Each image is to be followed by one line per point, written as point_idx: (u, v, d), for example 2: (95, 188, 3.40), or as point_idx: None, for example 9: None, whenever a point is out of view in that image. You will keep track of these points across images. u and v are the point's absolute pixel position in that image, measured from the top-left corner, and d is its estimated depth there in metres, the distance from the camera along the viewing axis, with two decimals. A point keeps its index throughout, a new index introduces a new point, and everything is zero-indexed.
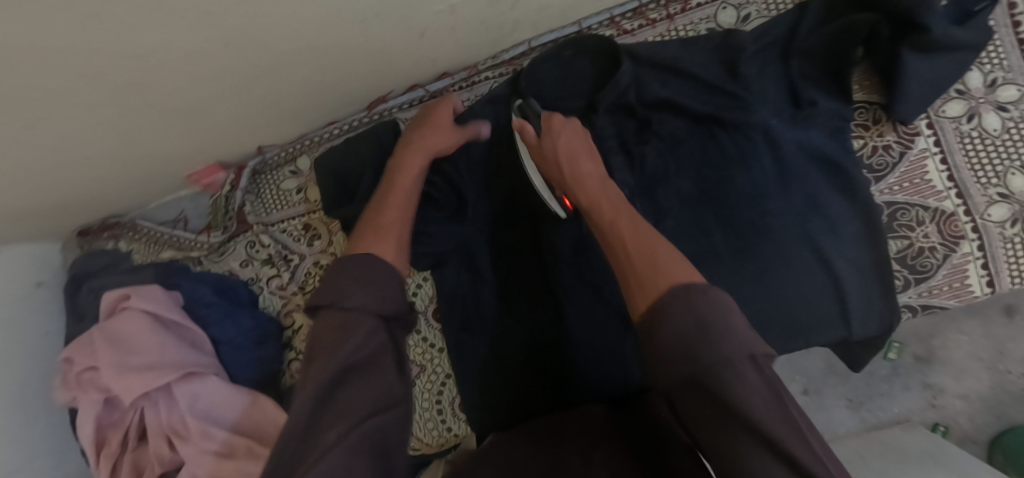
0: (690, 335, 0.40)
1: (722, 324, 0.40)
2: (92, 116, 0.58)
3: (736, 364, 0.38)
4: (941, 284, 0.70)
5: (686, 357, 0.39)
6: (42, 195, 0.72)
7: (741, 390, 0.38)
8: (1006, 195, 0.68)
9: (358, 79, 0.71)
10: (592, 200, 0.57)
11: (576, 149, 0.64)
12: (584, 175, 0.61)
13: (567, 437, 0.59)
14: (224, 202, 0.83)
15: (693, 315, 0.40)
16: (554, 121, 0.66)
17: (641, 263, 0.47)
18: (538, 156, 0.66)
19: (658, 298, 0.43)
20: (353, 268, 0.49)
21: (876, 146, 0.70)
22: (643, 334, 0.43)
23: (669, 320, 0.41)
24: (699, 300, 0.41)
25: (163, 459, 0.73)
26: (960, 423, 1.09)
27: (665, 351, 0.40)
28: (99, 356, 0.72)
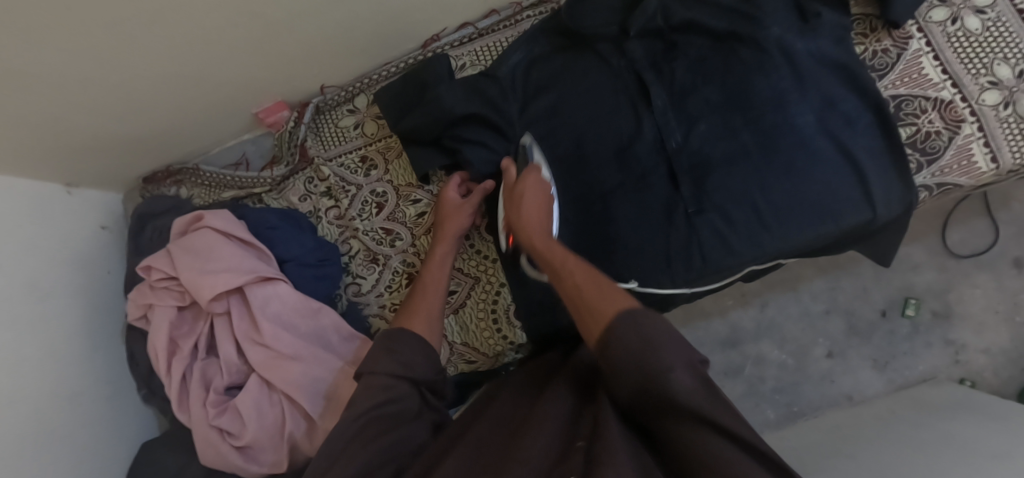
0: (644, 349, 0.50)
1: (667, 340, 0.50)
2: (200, 23, 0.68)
3: (679, 371, 0.48)
4: (950, 164, 0.78)
5: (643, 368, 0.49)
6: (131, 118, 0.81)
7: (685, 388, 0.48)
8: (996, 83, 0.76)
9: (418, 11, 0.83)
10: (545, 246, 0.67)
11: (535, 201, 0.74)
12: (531, 223, 0.71)
13: (555, 380, 0.67)
14: (289, 136, 0.91)
15: (643, 338, 0.50)
16: (530, 173, 0.75)
17: (590, 295, 0.58)
18: (509, 195, 0.76)
19: (611, 323, 0.53)
20: (389, 341, 0.65)
21: (876, 49, 0.80)
22: (605, 354, 0.53)
23: (625, 342, 0.51)
24: (649, 322, 0.52)
25: (233, 365, 0.77)
26: (987, 378, 1.18)
27: (625, 357, 0.51)
28: (178, 264, 0.78)
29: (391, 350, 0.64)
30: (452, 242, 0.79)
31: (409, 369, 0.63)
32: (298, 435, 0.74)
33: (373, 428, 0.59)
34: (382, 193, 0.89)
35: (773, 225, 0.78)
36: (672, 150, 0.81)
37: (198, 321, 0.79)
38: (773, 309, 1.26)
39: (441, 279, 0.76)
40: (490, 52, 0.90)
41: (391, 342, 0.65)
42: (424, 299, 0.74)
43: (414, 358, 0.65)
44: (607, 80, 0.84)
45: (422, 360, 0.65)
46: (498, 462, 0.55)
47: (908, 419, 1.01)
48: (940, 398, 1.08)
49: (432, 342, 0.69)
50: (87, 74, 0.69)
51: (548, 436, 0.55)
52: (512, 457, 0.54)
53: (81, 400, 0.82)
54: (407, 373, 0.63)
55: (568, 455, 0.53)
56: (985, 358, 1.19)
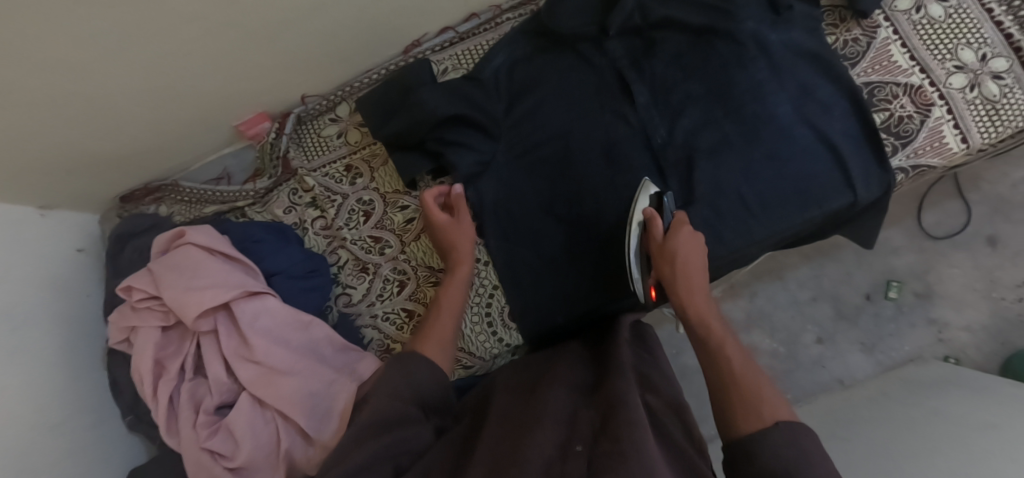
0: (795, 460, 0.47)
1: (820, 460, 0.48)
2: (173, 37, 0.67)
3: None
4: (925, 146, 0.79)
5: (787, 474, 0.46)
6: (106, 135, 0.79)
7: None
8: (961, 66, 0.78)
9: (396, 17, 0.83)
10: (700, 314, 0.65)
11: (693, 262, 0.69)
12: (693, 287, 0.67)
13: (551, 388, 0.64)
14: (270, 148, 0.89)
15: (795, 442, 0.48)
16: (684, 228, 0.70)
17: (746, 383, 0.55)
18: (656, 253, 0.71)
19: (767, 427, 0.50)
20: (404, 366, 0.62)
21: (847, 39, 0.82)
22: (744, 451, 0.50)
23: (776, 446, 0.48)
24: (804, 436, 0.49)
25: (223, 384, 0.75)
26: (970, 355, 1.21)
27: (764, 464, 0.48)
28: (161, 283, 0.75)
29: (406, 371, 0.60)
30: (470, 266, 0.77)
31: (417, 390, 0.60)
32: (296, 451, 0.73)
33: (378, 426, 0.54)
34: (369, 201, 0.88)
35: (757, 213, 0.79)
36: (657, 147, 0.82)
37: (184, 341, 0.77)
38: (762, 298, 1.28)
39: (456, 306, 0.73)
40: (471, 55, 0.89)
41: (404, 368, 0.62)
42: (439, 319, 0.70)
43: (426, 385, 0.61)
44: (588, 79, 0.85)
45: (432, 382, 0.61)
46: (503, 461, 0.50)
47: (898, 399, 1.03)
48: (927, 377, 1.10)
49: (443, 367, 0.64)
50: (59, 91, 0.67)
51: (546, 440, 0.52)
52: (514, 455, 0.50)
53: (62, 430, 0.79)
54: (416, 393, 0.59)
55: (568, 459, 0.51)
56: (967, 334, 1.21)
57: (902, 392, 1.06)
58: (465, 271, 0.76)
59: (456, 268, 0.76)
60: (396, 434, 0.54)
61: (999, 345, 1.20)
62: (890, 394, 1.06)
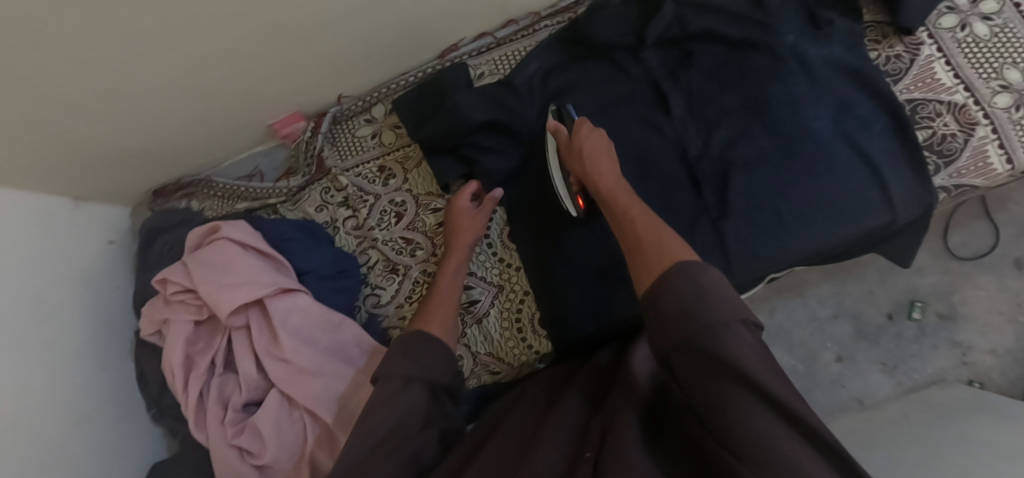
0: (697, 301, 0.48)
1: (718, 294, 0.48)
2: (219, 37, 0.69)
3: (731, 325, 0.46)
4: (968, 166, 0.79)
5: (688, 316, 0.47)
6: (141, 128, 0.79)
7: (738, 348, 0.45)
8: (1006, 86, 0.78)
9: (436, 21, 0.83)
10: (614, 197, 0.66)
11: (601, 152, 0.72)
12: (602, 174, 0.69)
13: (570, 395, 0.67)
14: (306, 146, 0.90)
15: (696, 288, 0.48)
16: (584, 127, 0.74)
17: (649, 247, 0.56)
18: (566, 153, 0.75)
19: (667, 273, 0.51)
20: (408, 344, 0.67)
21: (889, 55, 0.82)
22: (650, 304, 0.51)
23: (673, 293, 0.49)
24: (705, 277, 0.49)
25: (252, 380, 0.75)
26: (993, 379, 1.19)
27: (674, 315, 0.49)
28: (195, 277, 0.75)
29: (411, 351, 0.66)
30: (466, 251, 0.80)
31: (427, 371, 0.65)
32: (319, 452, 0.72)
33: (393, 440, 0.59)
34: (401, 203, 0.88)
35: (796, 229, 0.78)
36: (692, 158, 0.82)
37: (214, 336, 0.77)
38: (782, 313, 1.27)
39: (454, 285, 0.78)
40: (510, 59, 0.90)
41: (409, 345, 0.67)
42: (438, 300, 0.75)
43: (433, 368, 0.65)
44: (624, 89, 0.85)
45: (440, 363, 0.66)
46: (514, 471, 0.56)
47: (922, 420, 1.01)
48: (951, 400, 1.08)
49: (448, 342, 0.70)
50: (103, 85, 0.68)
51: (555, 452, 0.56)
52: (528, 463, 0.56)
53: (88, 422, 0.79)
54: (422, 375, 0.64)
55: (574, 469, 0.54)
56: (992, 358, 1.20)
57: (924, 415, 1.04)
58: (463, 251, 0.80)
59: (454, 248, 0.80)
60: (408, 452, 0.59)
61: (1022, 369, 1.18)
62: (911, 416, 1.05)
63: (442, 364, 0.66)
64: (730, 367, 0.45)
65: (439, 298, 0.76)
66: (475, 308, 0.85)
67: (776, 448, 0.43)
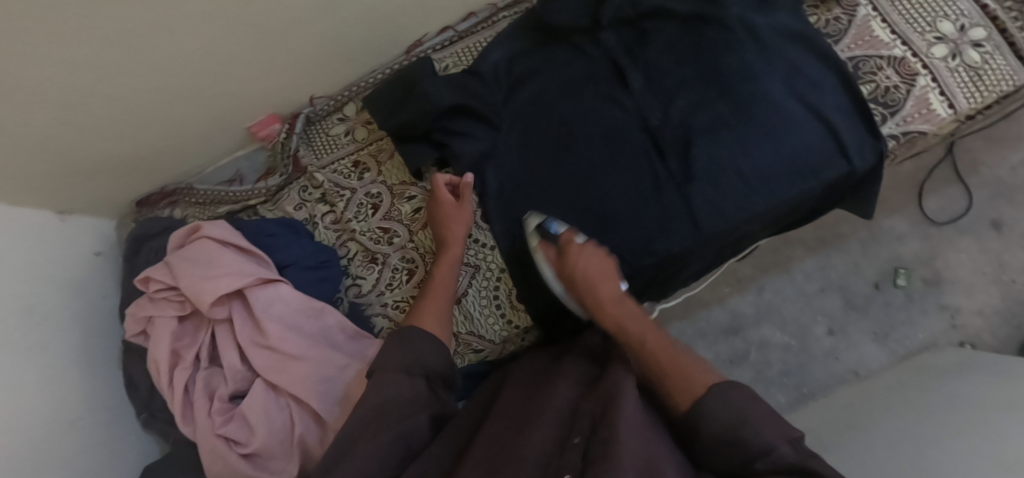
0: (737, 428, 0.52)
1: (758, 411, 0.53)
2: (191, 38, 0.72)
3: (778, 448, 0.50)
4: (912, 113, 0.82)
5: (736, 444, 0.52)
6: (123, 138, 0.83)
7: (783, 458, 0.50)
8: (941, 38, 0.82)
9: (399, 16, 0.87)
10: (623, 328, 0.70)
11: (596, 272, 0.77)
12: (604, 301, 0.74)
13: (559, 382, 0.66)
14: (282, 146, 0.94)
15: (734, 408, 0.54)
16: (573, 247, 0.78)
17: (671, 373, 0.62)
18: (565, 278, 0.78)
19: (702, 397, 0.56)
20: (402, 339, 0.69)
21: (829, 18, 0.86)
22: (691, 424, 0.56)
23: (711, 413, 0.55)
24: (736, 399, 0.55)
25: (237, 371, 0.76)
26: (984, 339, 1.18)
27: (719, 435, 0.53)
28: (178, 274, 0.77)
29: (404, 347, 0.67)
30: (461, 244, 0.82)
31: (420, 364, 0.67)
32: (309, 436, 0.74)
33: (381, 421, 0.60)
34: (377, 195, 0.90)
35: (757, 187, 0.80)
36: (653, 127, 0.85)
37: (199, 331, 0.78)
38: (771, 291, 1.27)
39: (447, 277, 0.80)
40: (471, 52, 0.94)
41: (403, 340, 0.69)
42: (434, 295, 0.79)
43: (429, 360, 0.68)
44: (583, 69, 0.89)
45: (433, 354, 0.68)
46: (501, 456, 0.56)
47: (914, 384, 1.01)
48: (943, 363, 1.07)
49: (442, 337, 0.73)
50: (83, 93, 0.72)
51: (544, 437, 0.56)
52: (516, 447, 0.55)
53: (78, 426, 0.79)
54: (417, 369, 0.66)
55: (564, 451, 0.54)
56: (981, 319, 1.19)
57: (917, 378, 1.04)
58: (457, 244, 0.82)
59: (446, 242, 0.82)
60: (396, 431, 0.59)
61: (1011, 328, 1.17)
62: (904, 381, 1.05)
63: (437, 355, 0.68)
64: (772, 474, 0.50)
65: (436, 292, 0.78)
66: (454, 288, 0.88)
67: None
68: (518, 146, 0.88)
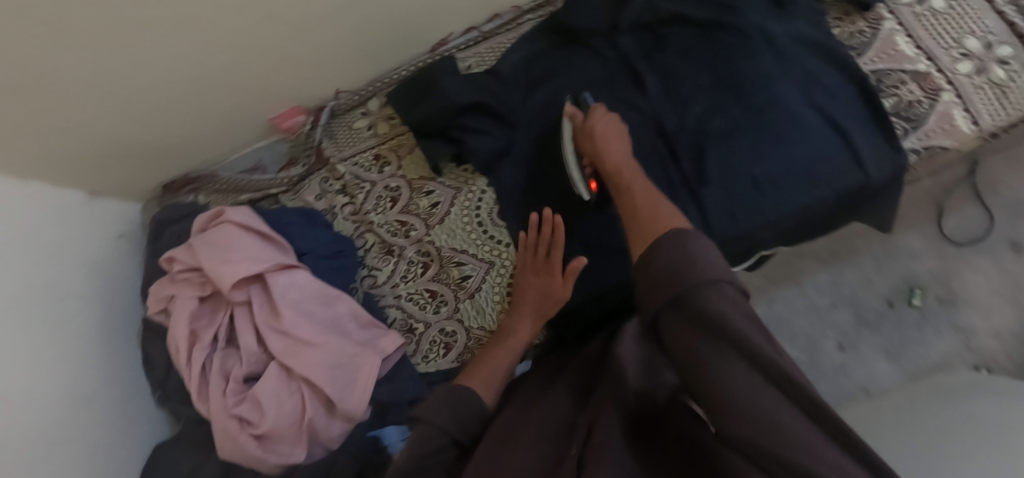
0: (682, 267, 0.45)
1: (709, 260, 0.46)
2: (222, 29, 0.75)
3: (711, 286, 0.43)
4: (935, 128, 0.81)
5: (675, 279, 0.44)
6: (149, 121, 0.85)
7: (719, 304, 0.42)
8: (967, 54, 0.82)
9: (423, 16, 0.90)
10: (622, 174, 0.69)
11: (612, 133, 0.76)
12: (613, 151, 0.73)
13: (555, 393, 0.68)
14: (306, 138, 0.96)
15: (687, 251, 0.46)
16: (598, 108, 0.78)
17: (647, 214, 0.57)
18: (580, 135, 0.78)
19: (659, 238, 0.49)
20: (454, 397, 0.66)
21: (852, 31, 0.86)
22: (639, 264, 0.49)
23: (663, 254, 0.47)
24: (692, 242, 0.47)
25: (251, 354, 0.78)
26: (999, 362, 1.16)
27: (659, 281, 0.46)
28: (201, 256, 0.79)
29: (451, 403, 0.64)
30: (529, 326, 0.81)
31: (462, 425, 0.64)
32: (319, 420, 0.75)
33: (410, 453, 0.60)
34: (396, 188, 0.92)
35: (771, 196, 0.81)
36: (670, 132, 0.85)
37: (217, 313, 0.80)
38: (781, 304, 1.26)
39: (510, 347, 0.78)
40: (494, 53, 0.95)
41: (453, 395, 0.66)
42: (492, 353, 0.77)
43: (467, 420, 0.65)
44: (603, 73, 0.90)
45: (474, 417, 0.65)
46: (495, 462, 0.57)
47: (928, 404, 0.99)
48: (957, 384, 1.05)
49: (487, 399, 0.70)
50: (119, 79, 0.75)
51: (535, 454, 0.56)
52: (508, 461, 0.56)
53: (96, 400, 0.82)
54: (459, 430, 0.63)
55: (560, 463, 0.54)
56: (996, 342, 1.17)
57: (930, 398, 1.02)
58: (528, 316, 0.81)
59: (519, 311, 0.81)
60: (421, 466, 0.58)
61: None
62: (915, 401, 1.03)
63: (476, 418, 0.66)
64: (704, 311, 0.42)
65: (494, 352, 0.78)
66: (468, 283, 0.86)
67: (734, 386, 0.40)
68: (533, 144, 0.88)
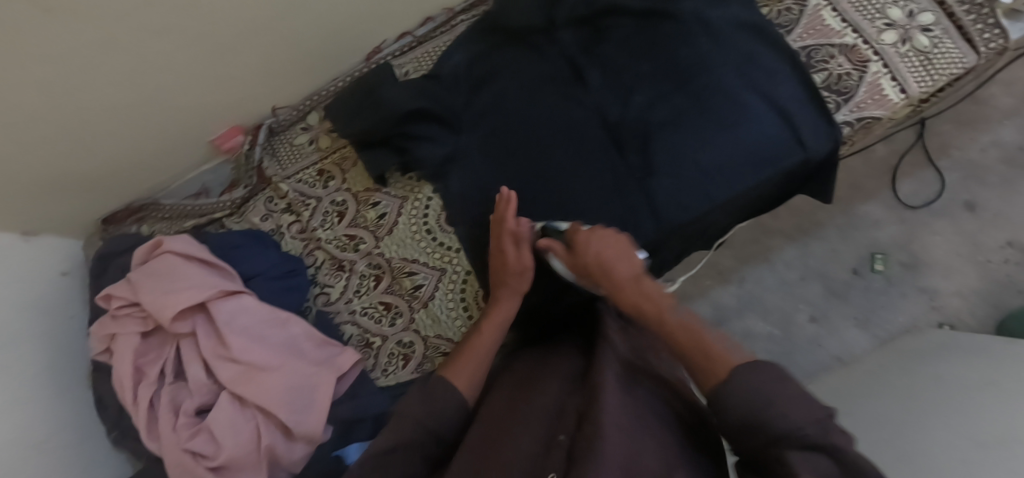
0: (766, 402, 0.46)
1: (792, 391, 0.46)
2: (141, 55, 0.73)
3: (808, 420, 0.44)
4: (866, 99, 0.82)
5: (761, 419, 0.45)
6: (78, 155, 0.82)
7: (818, 433, 0.43)
8: (891, 24, 0.84)
9: (351, 27, 0.89)
10: (641, 299, 0.65)
11: (611, 252, 0.69)
12: (619, 277, 0.67)
13: (547, 378, 0.67)
14: (246, 159, 0.94)
15: (762, 383, 0.47)
16: (584, 231, 0.70)
17: (699, 348, 0.56)
18: (575, 267, 0.71)
19: (729, 374, 0.50)
20: (433, 388, 0.62)
21: (780, 9, 0.88)
22: (715, 402, 0.50)
23: (739, 386, 0.48)
24: (766, 372, 0.48)
25: (201, 385, 0.76)
26: (964, 320, 1.18)
27: (742, 414, 0.47)
28: (140, 290, 0.77)
29: (432, 396, 0.60)
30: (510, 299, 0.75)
31: (436, 421, 0.58)
32: (276, 446, 0.74)
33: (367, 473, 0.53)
34: (342, 202, 0.90)
35: (717, 180, 0.80)
36: (613, 123, 0.85)
37: (163, 347, 0.78)
38: (751, 283, 1.27)
39: (494, 331, 0.73)
40: (429, 57, 0.94)
41: (433, 389, 0.61)
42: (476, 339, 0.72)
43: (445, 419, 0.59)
44: (543, 68, 0.89)
45: (452, 412, 0.60)
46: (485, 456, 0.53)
47: (896, 368, 0.99)
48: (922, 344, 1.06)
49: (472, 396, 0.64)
50: (42, 114, 0.73)
51: (532, 439, 0.54)
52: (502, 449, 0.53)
53: (49, 444, 0.79)
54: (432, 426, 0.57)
55: (551, 450, 0.52)
56: (960, 300, 1.18)
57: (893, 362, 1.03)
58: (512, 296, 0.75)
59: (502, 292, 0.75)
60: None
61: (992, 308, 1.16)
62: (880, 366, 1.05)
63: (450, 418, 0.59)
64: (795, 434, 0.43)
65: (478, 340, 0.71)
66: (420, 292, 0.85)
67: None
68: (481, 146, 0.86)
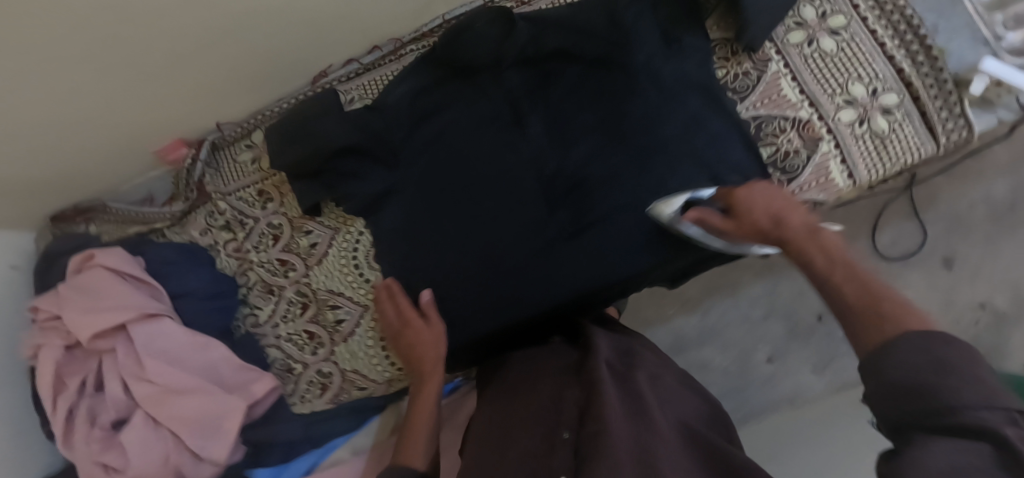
0: (934, 373, 0.40)
1: (975, 368, 0.40)
2: (73, 79, 0.74)
3: (974, 405, 0.38)
4: (810, 181, 0.81)
5: (918, 393, 0.40)
6: (24, 165, 0.84)
7: (988, 418, 0.37)
8: (851, 101, 0.80)
9: (296, 48, 0.88)
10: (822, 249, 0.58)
11: (779, 205, 0.65)
12: (794, 233, 0.62)
13: (546, 374, 0.68)
14: (187, 174, 0.95)
15: (938, 352, 0.42)
16: (743, 190, 0.68)
17: (883, 302, 0.49)
18: (733, 221, 0.67)
19: (889, 341, 0.45)
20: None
21: (738, 72, 0.83)
22: (868, 368, 0.45)
23: (901, 360, 0.43)
24: (943, 346, 0.42)
25: (118, 401, 0.79)
26: None
27: (892, 386, 0.42)
28: (67, 305, 0.80)
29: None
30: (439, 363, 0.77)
31: None
32: (185, 466, 0.78)
33: None
34: (278, 226, 0.91)
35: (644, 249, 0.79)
36: (550, 173, 0.83)
37: (87, 359, 0.82)
38: (716, 312, 1.15)
39: (428, 397, 0.74)
40: (376, 85, 0.92)
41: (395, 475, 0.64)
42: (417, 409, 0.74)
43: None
44: (485, 109, 0.86)
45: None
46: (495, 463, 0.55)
47: None
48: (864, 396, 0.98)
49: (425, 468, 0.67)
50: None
51: (533, 439, 0.55)
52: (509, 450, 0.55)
53: None
54: None
55: (554, 446, 0.53)
56: None
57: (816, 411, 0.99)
58: (434, 365, 0.77)
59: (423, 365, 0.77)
60: None
61: None
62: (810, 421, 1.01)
63: None
64: (968, 424, 0.37)
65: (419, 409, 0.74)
66: (342, 326, 0.87)
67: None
68: (416, 186, 0.86)
